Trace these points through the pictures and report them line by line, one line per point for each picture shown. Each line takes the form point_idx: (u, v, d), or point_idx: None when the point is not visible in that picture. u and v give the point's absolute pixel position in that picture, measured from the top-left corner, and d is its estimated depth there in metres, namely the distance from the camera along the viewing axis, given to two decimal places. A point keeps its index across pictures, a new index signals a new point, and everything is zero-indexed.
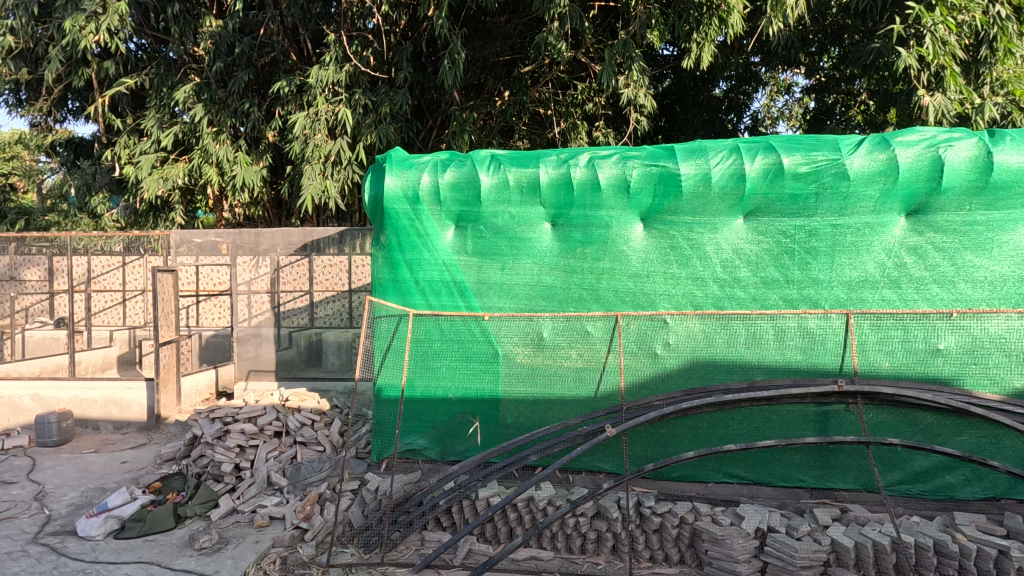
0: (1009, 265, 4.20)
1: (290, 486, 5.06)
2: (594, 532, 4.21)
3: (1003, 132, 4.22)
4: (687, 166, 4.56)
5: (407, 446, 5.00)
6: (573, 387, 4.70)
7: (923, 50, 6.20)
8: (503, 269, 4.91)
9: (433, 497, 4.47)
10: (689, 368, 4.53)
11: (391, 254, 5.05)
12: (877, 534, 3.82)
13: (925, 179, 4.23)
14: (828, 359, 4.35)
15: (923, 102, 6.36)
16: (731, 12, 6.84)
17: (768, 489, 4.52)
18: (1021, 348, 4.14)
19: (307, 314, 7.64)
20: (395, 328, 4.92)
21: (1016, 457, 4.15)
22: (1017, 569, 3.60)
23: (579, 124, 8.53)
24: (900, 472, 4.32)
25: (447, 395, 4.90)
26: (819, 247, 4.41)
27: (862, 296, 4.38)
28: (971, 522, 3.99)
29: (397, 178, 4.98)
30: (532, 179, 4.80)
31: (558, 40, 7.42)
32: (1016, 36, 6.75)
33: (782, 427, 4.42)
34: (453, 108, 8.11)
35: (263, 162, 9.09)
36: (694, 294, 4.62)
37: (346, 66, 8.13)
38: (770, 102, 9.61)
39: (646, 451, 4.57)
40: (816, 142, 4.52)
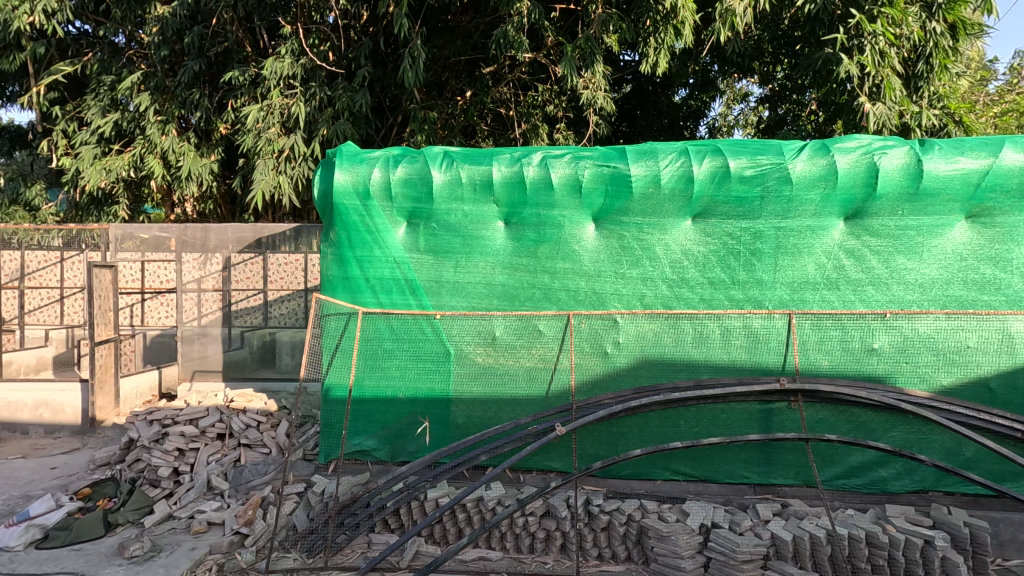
0: (938, 268, 4.40)
1: (232, 490, 4.88)
2: (542, 531, 4.22)
3: (933, 142, 4.43)
4: (638, 167, 4.61)
5: (356, 447, 4.89)
6: (525, 387, 4.69)
7: (863, 60, 6.51)
8: (456, 267, 4.87)
9: (381, 498, 4.38)
10: (639, 367, 4.59)
11: (341, 251, 4.95)
12: (814, 528, 3.96)
13: (861, 184, 4.40)
14: (771, 358, 4.46)
15: (865, 110, 6.62)
16: (685, 21, 6.97)
17: (714, 486, 4.60)
18: (948, 347, 4.33)
19: (260, 314, 7.26)
20: (344, 326, 4.81)
21: (943, 451, 4.34)
22: (941, 558, 3.78)
23: (540, 126, 8.50)
24: (837, 467, 4.48)
25: (397, 395, 4.82)
26: (764, 249, 4.53)
27: (803, 297, 4.52)
28: (901, 514, 4.16)
29: (347, 173, 4.88)
30: (485, 176, 4.77)
31: (518, 36, 7.36)
32: (952, 52, 7.08)
33: (728, 425, 4.51)
34: (412, 106, 7.99)
35: (215, 155, 8.74)
36: (644, 294, 4.68)
37: (302, 59, 7.91)
38: (727, 111, 9.83)
39: (596, 449, 4.61)
40: (761, 146, 4.63)
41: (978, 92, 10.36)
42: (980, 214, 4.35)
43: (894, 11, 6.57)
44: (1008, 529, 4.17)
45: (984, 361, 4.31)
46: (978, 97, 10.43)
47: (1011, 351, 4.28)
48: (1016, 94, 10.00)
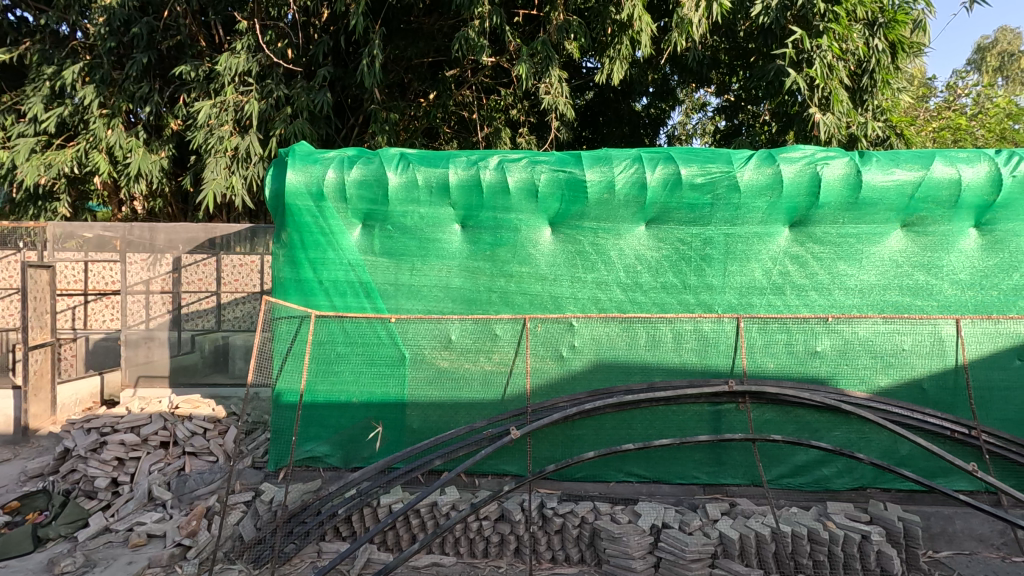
0: (876, 274, 4.60)
1: (175, 501, 4.69)
2: (496, 535, 4.21)
3: (871, 154, 4.64)
4: (593, 173, 4.67)
5: (308, 454, 4.78)
6: (480, 391, 4.68)
7: (812, 73, 6.80)
8: (412, 270, 4.82)
9: (332, 505, 4.29)
10: (593, 370, 4.66)
11: (294, 252, 4.83)
12: (760, 526, 4.07)
13: (805, 193, 4.57)
14: (720, 361, 4.58)
15: (816, 120, 6.87)
16: (641, 31, 7.12)
17: (666, 487, 4.69)
18: (885, 350, 4.53)
19: (213, 317, 6.99)
20: (295, 330, 4.70)
21: (880, 450, 4.53)
22: (877, 551, 3.94)
23: (502, 129, 8.49)
24: (783, 466, 4.63)
25: (350, 400, 4.75)
26: (713, 254, 4.66)
27: (751, 301, 4.66)
28: (841, 510, 4.33)
29: (300, 173, 4.78)
30: (441, 179, 4.75)
31: (480, 39, 7.35)
32: (892, 69, 7.43)
33: (679, 426, 4.61)
34: (373, 107, 7.87)
35: (165, 152, 8.40)
36: (599, 298, 4.73)
37: (258, 56, 7.71)
38: (686, 120, 9.94)
39: (551, 452, 4.63)
40: (711, 154, 4.76)
41: (918, 108, 10.92)
42: (915, 224, 4.57)
43: (839, 27, 6.84)
44: (938, 522, 4.40)
45: (917, 363, 4.52)
46: (918, 113, 11.01)
47: (942, 353, 4.51)
48: (953, 112, 10.58)
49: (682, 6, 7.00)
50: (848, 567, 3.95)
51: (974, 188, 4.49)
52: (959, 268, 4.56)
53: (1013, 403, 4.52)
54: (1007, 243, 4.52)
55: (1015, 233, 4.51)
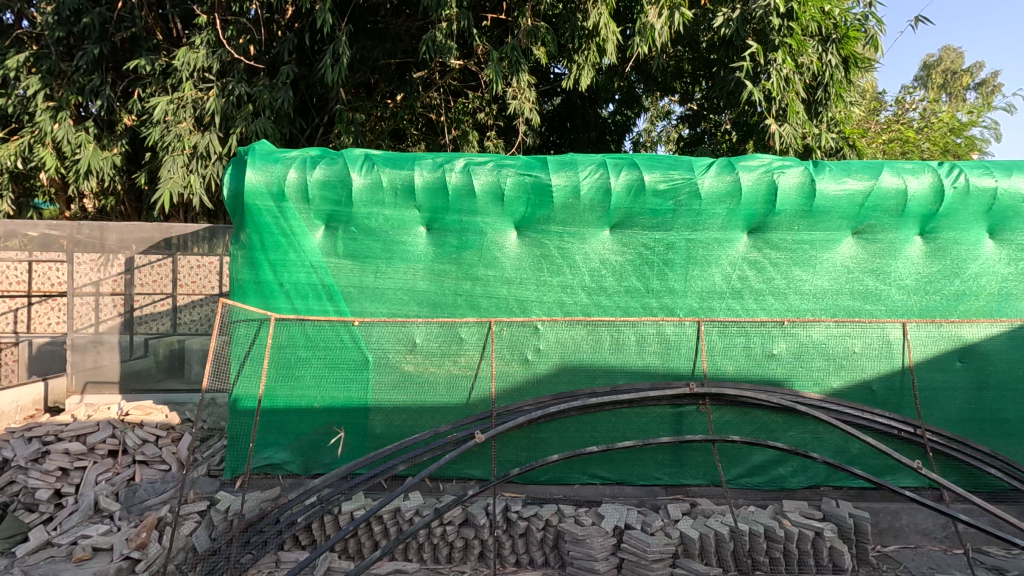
0: (829, 279, 4.77)
1: (123, 512, 4.50)
2: (460, 540, 4.18)
3: (824, 164, 4.81)
4: (558, 178, 4.71)
5: (266, 461, 4.67)
6: (445, 395, 4.64)
7: (768, 86, 7.06)
8: (376, 273, 4.76)
9: (291, 513, 4.18)
10: (558, 373, 4.68)
11: (253, 254, 4.71)
12: (719, 525, 4.16)
13: (762, 201, 4.71)
14: (681, 364, 4.68)
15: (773, 131, 7.13)
16: (607, 38, 7.24)
17: (629, 489, 4.75)
18: (838, 352, 4.70)
19: (168, 320, 6.78)
20: (254, 334, 4.57)
21: (832, 449, 4.70)
22: (829, 547, 4.08)
23: (470, 133, 8.47)
24: (741, 466, 4.75)
25: (312, 405, 4.64)
26: (675, 259, 4.75)
27: (711, 305, 4.78)
28: (796, 508, 4.47)
29: (260, 173, 4.66)
30: (406, 181, 4.71)
31: (447, 41, 7.32)
32: (845, 83, 7.73)
33: (642, 428, 4.67)
34: (338, 106, 7.74)
35: (118, 148, 8.04)
36: (564, 301, 4.77)
37: (218, 52, 7.49)
38: (651, 127, 10.12)
39: (515, 456, 4.63)
40: (674, 161, 4.86)
41: (869, 121, 11.41)
42: (865, 231, 4.77)
43: (793, 41, 7.04)
44: (886, 518, 4.59)
45: (867, 365, 4.71)
46: (869, 126, 11.50)
47: (890, 356, 4.71)
48: (901, 125, 11.09)
49: (645, 14, 7.13)
50: (803, 563, 4.08)
51: (918, 198, 4.71)
52: (905, 274, 4.77)
53: (955, 403, 4.74)
54: (948, 250, 4.76)
55: (956, 241, 4.76)
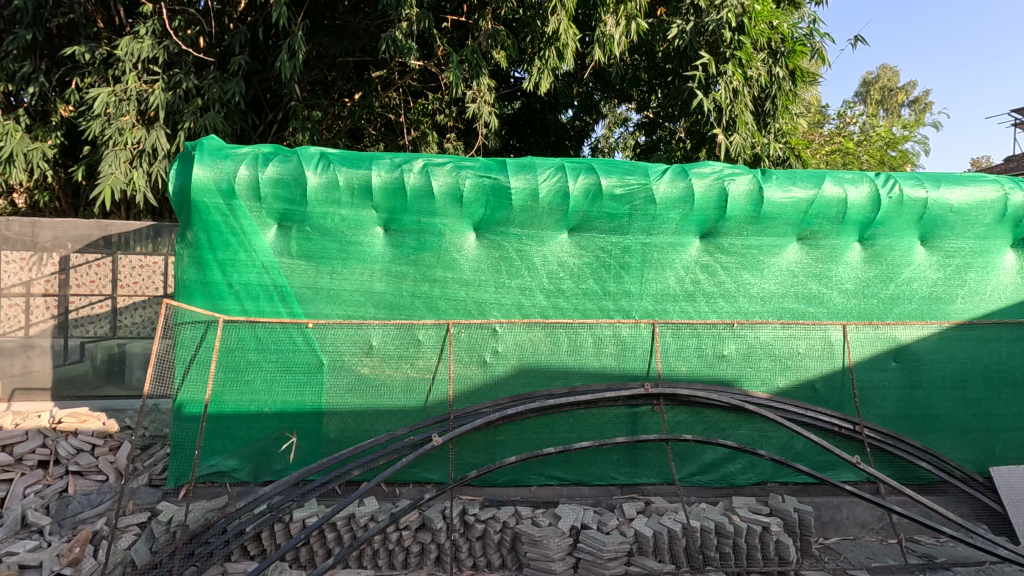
0: (776, 283, 4.97)
1: (54, 526, 4.24)
2: (417, 545, 4.13)
3: (772, 172, 5.01)
4: (517, 180, 4.72)
5: (213, 468, 4.46)
6: (402, 398, 4.58)
7: (719, 98, 7.34)
8: (331, 274, 4.65)
9: (239, 522, 4.03)
10: (516, 375, 4.69)
11: (200, 253, 4.52)
12: (672, 522, 4.26)
13: (714, 206, 4.86)
14: (637, 365, 4.78)
15: (721, 142, 7.41)
16: (567, 45, 7.34)
17: (586, 489, 4.80)
18: (784, 353, 4.89)
19: (107, 322, 6.57)
20: (201, 336, 4.40)
21: (779, 446, 4.89)
22: (776, 541, 4.24)
23: (429, 134, 8.39)
24: (693, 465, 4.88)
25: (262, 410, 4.49)
26: (631, 262, 4.85)
27: (665, 308, 4.90)
28: (745, 504, 4.62)
29: (209, 170, 4.49)
30: (364, 180, 4.62)
31: (408, 41, 7.23)
32: (791, 95, 8.08)
33: (599, 429, 4.73)
34: (293, 103, 7.53)
35: (52, 140, 7.64)
36: (523, 304, 4.79)
37: (165, 43, 7.12)
38: (608, 134, 10.28)
39: (473, 458, 4.61)
40: (630, 167, 4.96)
41: (814, 132, 12.00)
42: (809, 237, 4.99)
43: (743, 55, 7.33)
44: (828, 511, 4.81)
45: (811, 365, 4.92)
46: (814, 138, 12.09)
47: (832, 356, 4.94)
48: (843, 138, 11.69)
49: (604, 23, 7.29)
50: (752, 557, 4.22)
51: (858, 206, 4.96)
52: (846, 279, 5.02)
53: (890, 400, 5.00)
54: (885, 256, 5.04)
55: (891, 248, 5.04)
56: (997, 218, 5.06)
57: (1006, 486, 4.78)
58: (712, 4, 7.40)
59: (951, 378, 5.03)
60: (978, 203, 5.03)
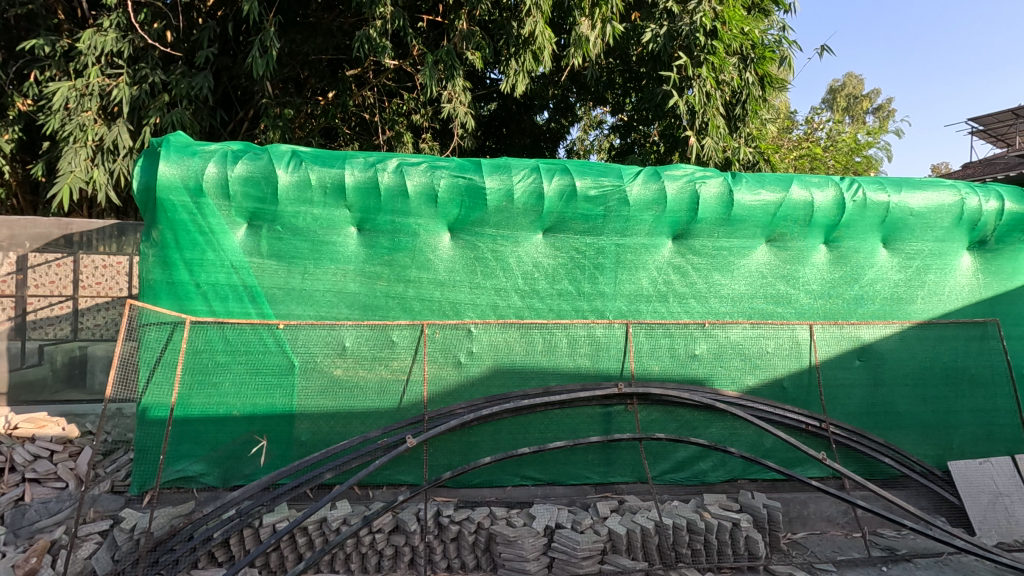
0: (746, 284, 5.08)
1: (10, 536, 4.08)
2: (390, 548, 4.09)
3: (742, 176, 5.11)
4: (492, 181, 4.72)
5: (178, 474, 4.35)
6: (375, 400, 4.54)
7: (692, 101, 7.45)
8: (303, 274, 4.58)
9: (206, 529, 3.94)
10: (490, 376, 4.68)
11: (166, 252, 4.40)
12: (645, 520, 4.31)
13: (686, 208, 4.94)
14: (610, 365, 4.83)
15: (694, 145, 7.55)
16: (542, 47, 7.40)
17: (560, 489, 4.82)
18: (753, 352, 5.00)
19: (67, 325, 6.20)
20: (167, 338, 4.27)
21: (749, 444, 4.98)
22: (745, 537, 4.32)
23: (405, 134, 8.32)
24: (665, 463, 4.95)
25: (230, 413, 4.39)
26: (605, 263, 4.89)
27: (639, 308, 4.96)
28: (715, 501, 4.70)
29: (175, 167, 4.38)
30: (336, 180, 4.56)
31: (382, 40, 7.16)
32: (761, 101, 8.25)
33: (573, 429, 4.76)
34: (264, 100, 7.40)
35: (9, 134, 7.35)
36: (497, 304, 4.79)
37: (130, 36, 6.90)
38: (584, 136, 10.35)
39: (447, 460, 4.59)
40: (604, 168, 5.01)
41: (783, 138, 12.29)
42: (777, 239, 5.11)
43: (716, 59, 7.44)
44: (795, 507, 4.93)
45: (779, 364, 5.04)
46: (783, 142, 12.37)
47: (799, 355, 5.06)
48: (810, 143, 12.00)
49: (580, 25, 7.35)
50: (722, 553, 4.29)
51: (824, 209, 5.10)
52: (812, 280, 5.16)
53: (855, 398, 5.15)
54: (849, 257, 5.19)
55: (856, 249, 5.19)
56: (954, 222, 5.25)
57: (963, 480, 4.99)
58: (685, 10, 7.55)
59: (912, 376, 5.20)
60: (937, 207, 5.22)
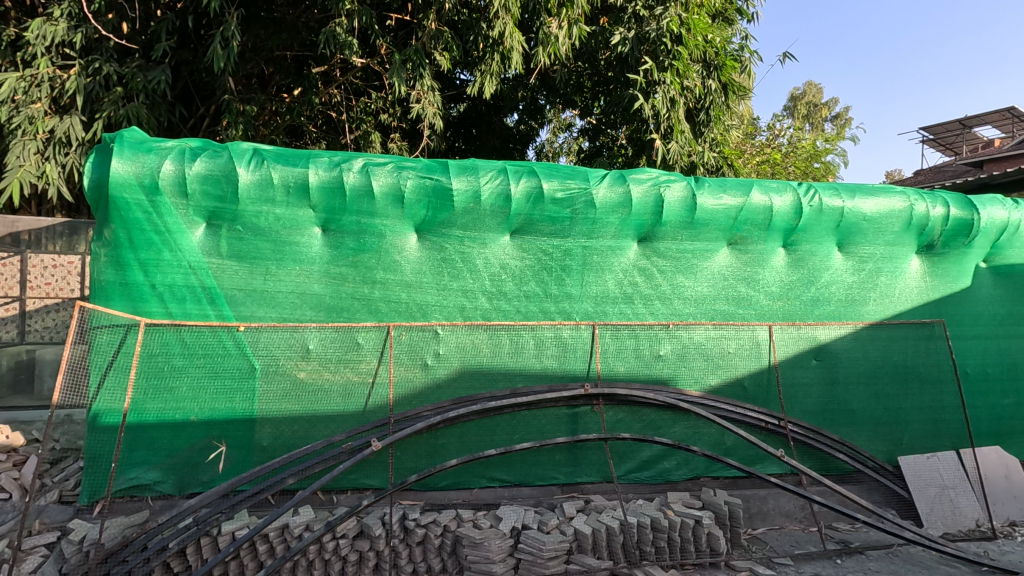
0: (708, 286, 5.19)
1: None
2: (354, 553, 4.03)
3: (704, 180, 5.22)
4: (459, 183, 4.71)
5: (132, 482, 4.20)
6: (340, 403, 4.47)
7: (657, 105, 7.57)
8: (265, 275, 4.48)
9: (161, 538, 3.82)
10: (457, 378, 4.67)
11: (119, 252, 4.25)
12: (610, 519, 4.36)
13: (650, 212, 5.02)
14: (577, 365, 4.88)
15: (660, 148, 7.71)
16: (511, 48, 7.40)
17: (527, 489, 4.84)
18: (715, 353, 5.12)
19: (14, 327, 5.91)
20: (120, 341, 4.11)
21: (712, 442, 5.10)
22: (707, 534, 4.41)
23: (373, 133, 8.21)
24: (630, 462, 5.02)
25: (187, 418, 4.26)
26: (572, 265, 4.94)
27: (605, 310, 5.01)
28: (679, 499, 4.80)
29: (130, 164, 4.22)
30: (299, 179, 4.47)
31: (348, 37, 7.04)
32: (724, 107, 8.45)
33: (540, 430, 4.79)
34: (227, 96, 7.20)
35: None
36: (464, 306, 4.78)
37: (83, 26, 6.60)
38: (553, 138, 10.42)
39: (413, 463, 4.55)
40: (571, 171, 5.04)
41: (746, 143, 12.62)
42: (738, 242, 5.25)
43: (680, 65, 7.58)
44: (756, 503, 5.07)
45: (740, 364, 5.17)
46: (746, 148, 12.70)
47: (759, 355, 5.21)
48: (772, 149, 12.36)
49: (548, 25, 7.37)
50: (685, 550, 4.37)
51: (783, 214, 5.26)
52: (771, 282, 5.31)
53: (811, 396, 5.33)
54: (806, 260, 5.37)
55: (812, 253, 5.37)
56: (903, 227, 5.48)
57: (912, 474, 5.23)
58: (652, 15, 7.68)
59: (865, 375, 5.41)
60: (888, 212, 5.44)
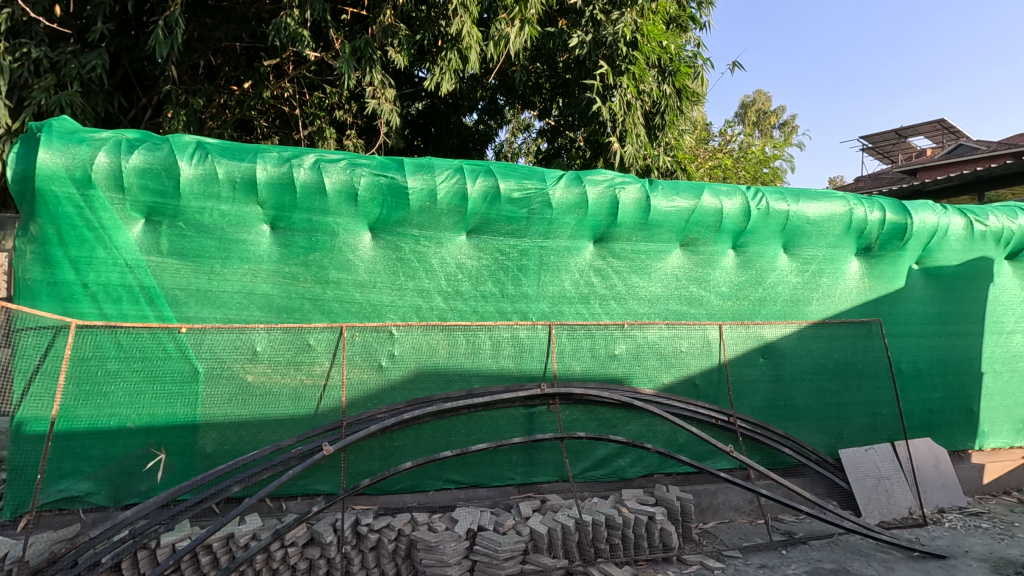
0: (661, 286, 5.30)
1: None
2: (304, 561, 3.91)
3: (658, 182, 5.32)
4: (414, 181, 4.63)
5: (61, 494, 3.94)
6: (290, 407, 4.33)
7: (614, 108, 7.68)
8: (210, 275, 4.29)
9: (93, 553, 3.60)
10: (413, 379, 4.59)
11: (47, 249, 3.98)
12: (566, 518, 4.37)
13: (606, 213, 5.08)
14: (534, 365, 4.88)
15: (618, 151, 7.80)
16: (470, 47, 7.35)
17: (483, 491, 4.81)
18: (668, 351, 5.23)
19: None
20: (46, 345, 3.85)
21: (664, 439, 5.21)
22: (660, 529, 4.50)
23: (327, 129, 7.99)
24: (586, 461, 5.06)
25: (123, 425, 4.02)
26: (529, 265, 4.94)
27: (561, 309, 5.04)
28: (633, 496, 4.88)
29: (59, 155, 3.96)
30: (246, 175, 4.30)
31: (301, 30, 6.83)
32: (679, 112, 8.65)
33: (496, 430, 4.78)
34: (170, 86, 6.86)
35: None
36: (420, 307, 4.70)
37: (9, 7, 6.13)
38: (512, 138, 10.43)
39: (367, 466, 4.46)
40: (528, 171, 5.04)
41: (699, 148, 12.98)
42: (690, 244, 5.37)
43: (636, 69, 7.71)
44: (706, 498, 5.21)
45: (692, 363, 5.31)
46: (699, 153, 13.05)
47: (710, 353, 5.35)
48: (723, 154, 12.74)
49: (501, 22, 7.33)
50: (639, 546, 4.44)
51: (732, 216, 5.42)
52: (721, 282, 5.46)
53: (759, 393, 5.51)
54: (754, 262, 5.55)
55: (760, 254, 5.56)
56: (843, 230, 5.74)
57: (851, 466, 5.48)
58: (609, 19, 7.76)
59: (809, 372, 5.63)
60: (830, 216, 5.69)
